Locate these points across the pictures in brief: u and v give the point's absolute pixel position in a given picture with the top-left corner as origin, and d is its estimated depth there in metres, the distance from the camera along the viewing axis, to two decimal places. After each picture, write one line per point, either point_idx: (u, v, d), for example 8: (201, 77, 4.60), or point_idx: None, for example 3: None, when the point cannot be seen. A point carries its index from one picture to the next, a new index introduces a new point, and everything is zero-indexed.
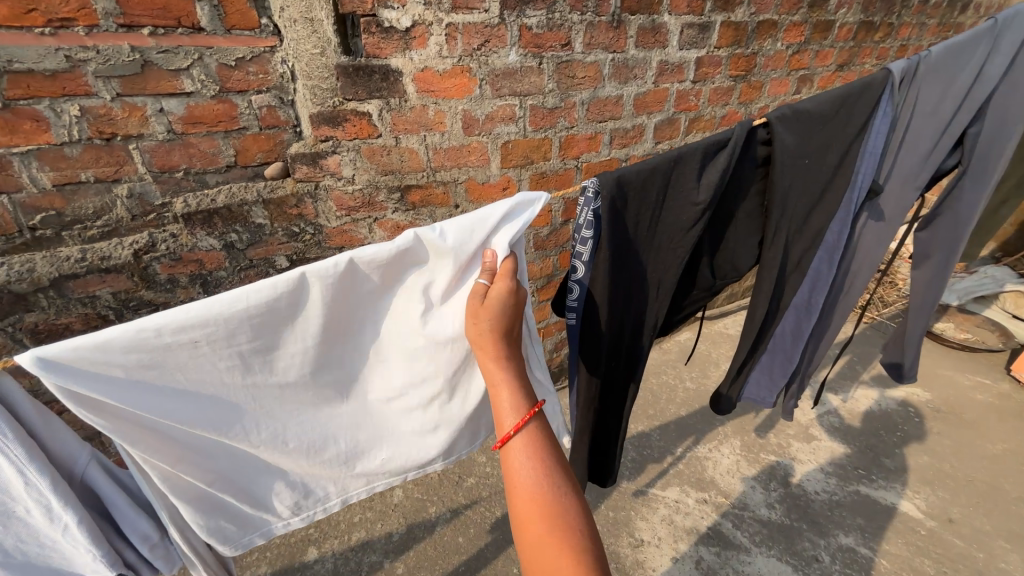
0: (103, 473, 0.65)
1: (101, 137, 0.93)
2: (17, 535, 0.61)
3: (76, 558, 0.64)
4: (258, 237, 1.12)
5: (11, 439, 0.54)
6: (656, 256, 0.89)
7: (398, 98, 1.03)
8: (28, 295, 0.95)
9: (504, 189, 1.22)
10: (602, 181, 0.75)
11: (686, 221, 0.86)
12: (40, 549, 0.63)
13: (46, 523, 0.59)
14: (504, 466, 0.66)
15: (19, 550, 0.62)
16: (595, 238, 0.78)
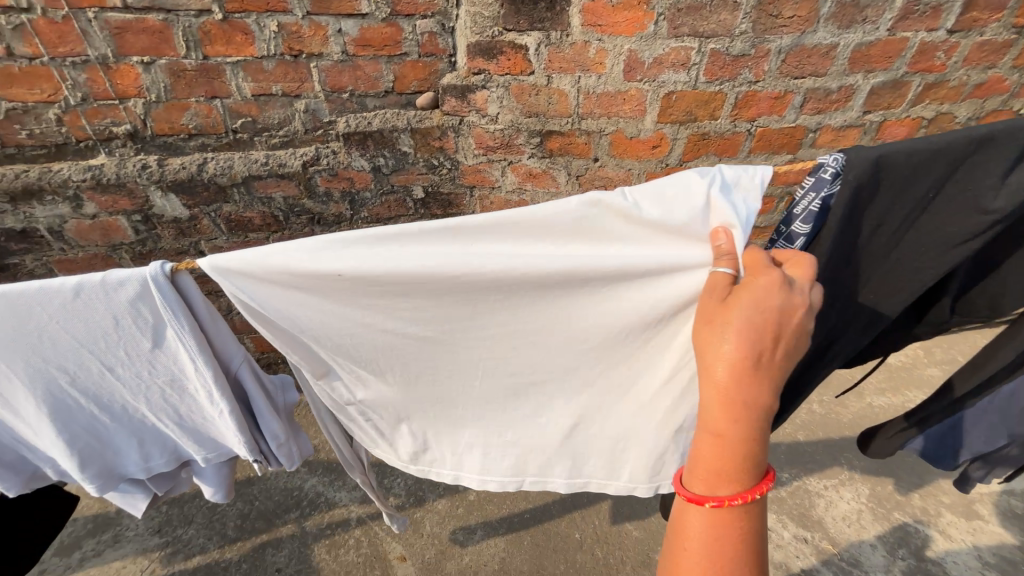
0: (251, 376, 0.73)
1: (291, 54, 1.02)
2: (189, 408, 0.73)
3: (225, 437, 0.76)
4: (401, 164, 1.17)
5: (188, 333, 0.63)
6: (884, 270, 0.72)
7: (560, 31, 0.94)
8: (226, 188, 1.13)
9: (655, 146, 1.07)
10: (852, 158, 0.62)
11: (956, 235, 0.67)
12: (203, 423, 0.75)
13: (208, 403, 0.71)
14: (677, 514, 0.64)
15: (188, 421, 0.74)
16: (814, 230, 0.67)
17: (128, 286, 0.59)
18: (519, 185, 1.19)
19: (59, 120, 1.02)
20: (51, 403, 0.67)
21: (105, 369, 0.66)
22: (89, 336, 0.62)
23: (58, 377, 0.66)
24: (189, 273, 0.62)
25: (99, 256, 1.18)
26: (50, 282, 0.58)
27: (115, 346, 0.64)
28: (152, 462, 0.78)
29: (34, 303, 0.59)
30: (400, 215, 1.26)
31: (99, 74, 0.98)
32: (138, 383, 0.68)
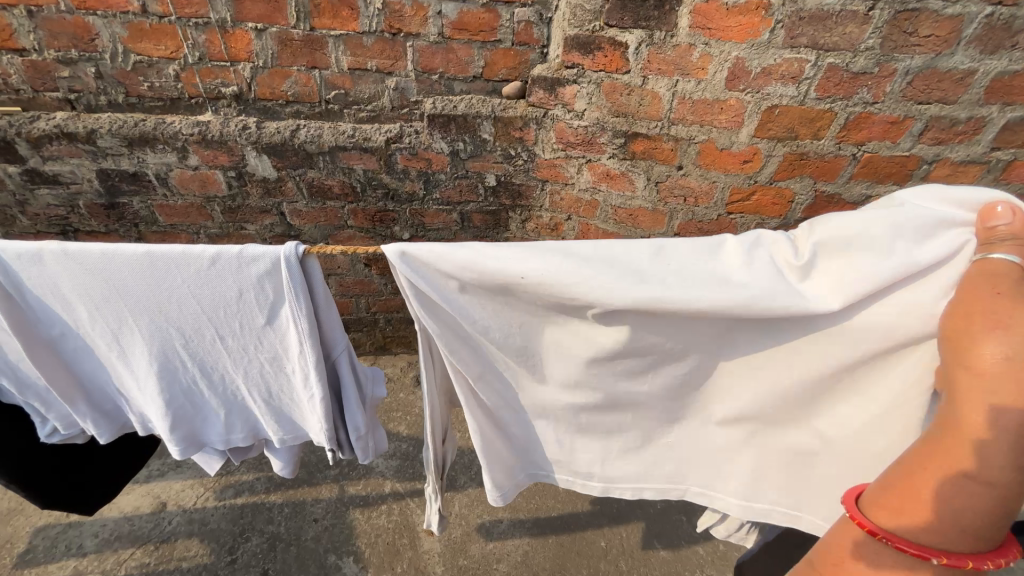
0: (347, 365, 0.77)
1: (390, 32, 1.04)
2: (280, 386, 0.78)
3: (308, 418, 0.81)
4: (479, 151, 1.17)
5: (304, 317, 0.67)
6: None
7: (665, 31, 0.91)
8: (313, 155, 1.18)
9: (746, 161, 1.02)
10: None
11: None
12: (289, 402, 0.80)
13: (302, 386, 0.76)
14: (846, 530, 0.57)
15: (277, 398, 0.80)
16: None
17: (263, 261, 0.64)
18: (593, 184, 1.17)
19: (176, 76, 1.09)
20: (164, 360, 0.74)
21: (217, 338, 0.72)
22: (212, 304, 0.68)
23: (175, 338, 0.72)
24: (317, 257, 0.66)
25: (194, 206, 1.28)
26: (192, 249, 0.64)
27: (233, 317, 0.69)
28: (233, 430, 0.84)
29: (173, 266, 0.65)
30: (470, 201, 1.28)
31: (216, 36, 1.04)
32: (244, 355, 0.74)
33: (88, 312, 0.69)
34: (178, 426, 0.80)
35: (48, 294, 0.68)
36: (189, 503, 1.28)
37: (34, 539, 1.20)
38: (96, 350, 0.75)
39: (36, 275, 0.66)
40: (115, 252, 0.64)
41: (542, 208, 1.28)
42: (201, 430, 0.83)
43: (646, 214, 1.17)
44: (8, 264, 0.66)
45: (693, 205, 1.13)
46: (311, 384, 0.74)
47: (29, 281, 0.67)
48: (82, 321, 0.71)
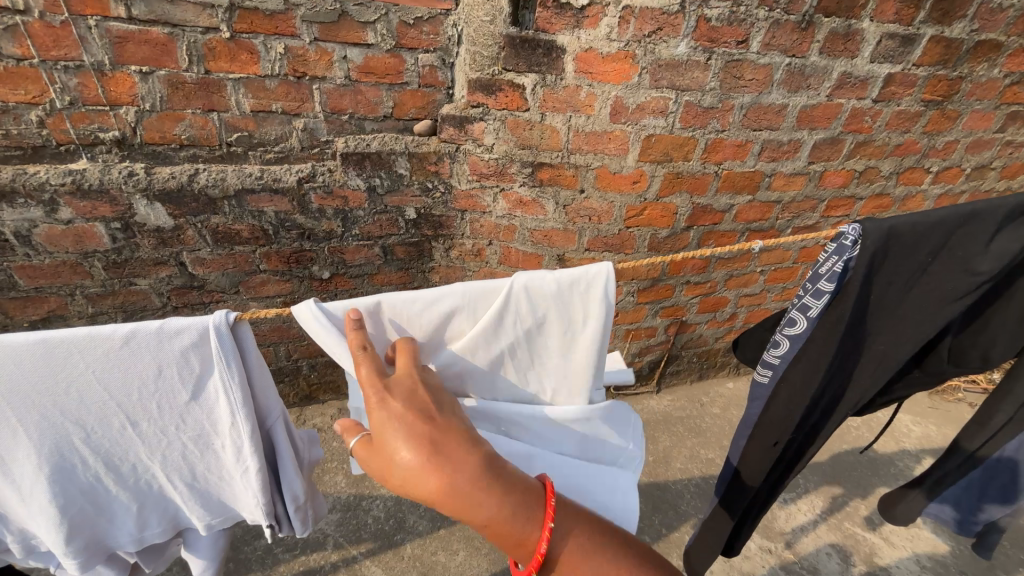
0: (284, 432, 0.72)
1: (294, 75, 1.05)
2: (207, 466, 0.70)
3: (241, 496, 0.74)
4: (396, 186, 1.21)
5: (236, 388, 0.64)
6: (891, 329, 0.83)
7: (555, 75, 1.04)
8: (217, 200, 1.12)
9: (635, 182, 1.18)
10: (868, 229, 0.72)
11: (949, 292, 0.81)
12: (217, 483, 0.73)
13: (233, 462, 0.69)
14: None
15: (203, 480, 0.72)
16: (836, 289, 0.76)
17: (189, 333, 0.60)
18: (508, 211, 1.25)
19: (41, 123, 0.98)
20: (55, 460, 0.63)
21: (127, 424, 0.64)
22: (123, 387, 0.61)
23: (72, 433, 0.62)
24: (250, 322, 0.64)
25: (67, 263, 1.12)
26: (100, 330, 0.58)
27: (150, 398, 0.63)
28: (146, 528, 0.73)
29: (75, 351, 0.58)
30: (392, 234, 1.29)
31: (92, 79, 0.96)
32: (160, 439, 0.66)
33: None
34: (74, 536, 0.68)
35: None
36: None
37: None
38: None
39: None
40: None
41: (463, 236, 1.33)
42: (103, 535, 0.71)
43: (559, 234, 1.28)
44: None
45: (598, 223, 1.26)
46: (244, 458, 0.69)
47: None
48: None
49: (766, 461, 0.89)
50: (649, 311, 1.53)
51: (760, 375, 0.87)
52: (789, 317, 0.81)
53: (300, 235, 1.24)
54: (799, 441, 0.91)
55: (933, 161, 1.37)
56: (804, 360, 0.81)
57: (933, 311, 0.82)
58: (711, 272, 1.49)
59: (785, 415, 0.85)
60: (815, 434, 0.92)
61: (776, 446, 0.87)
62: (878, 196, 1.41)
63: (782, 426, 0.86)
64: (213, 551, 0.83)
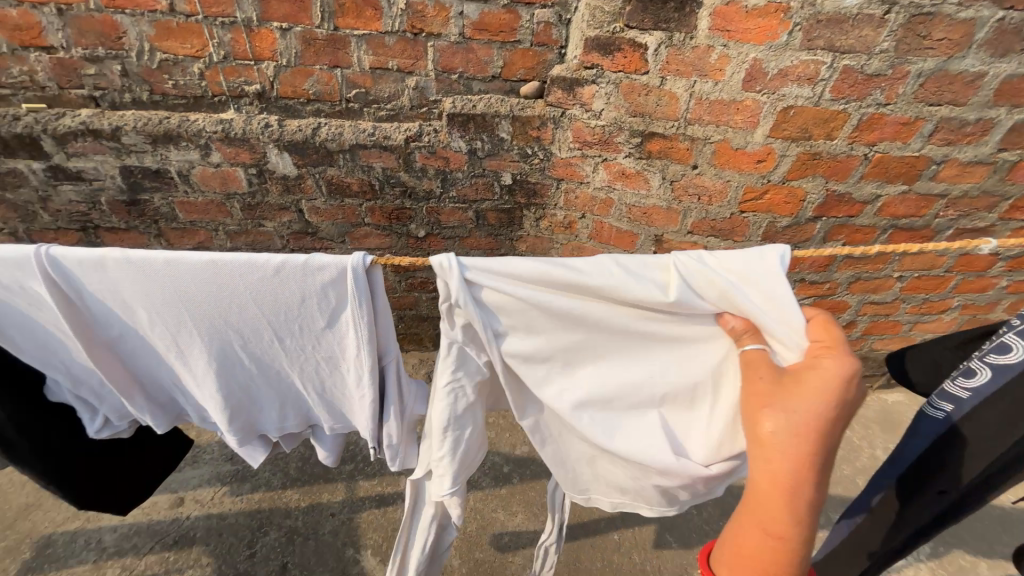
0: (398, 368, 0.78)
1: (412, 32, 1.07)
2: (335, 384, 0.79)
3: (356, 417, 0.83)
4: (497, 150, 1.19)
5: (366, 323, 0.70)
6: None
7: (685, 33, 0.93)
8: (334, 154, 1.20)
9: (760, 161, 1.04)
10: None
11: None
12: (342, 399, 0.81)
13: (357, 383, 0.77)
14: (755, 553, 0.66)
15: (327, 398, 0.81)
16: None
17: (330, 270, 0.66)
18: (608, 183, 1.19)
19: (201, 75, 1.12)
20: (222, 360, 0.74)
21: (276, 338, 0.73)
22: (275, 307, 0.69)
23: (235, 339, 0.73)
24: (381, 268, 0.68)
25: (214, 202, 1.29)
26: (259, 258, 0.66)
27: (295, 320, 0.71)
28: (286, 422, 0.85)
29: (238, 271, 0.66)
30: (486, 199, 1.30)
31: (242, 35, 1.06)
32: (302, 355, 0.75)
33: (150, 314, 0.70)
34: (235, 420, 0.80)
35: (109, 300, 0.69)
36: (208, 497, 1.28)
37: (52, 534, 1.20)
38: (149, 353, 0.75)
39: (97, 281, 0.67)
40: (182, 260, 0.65)
41: (556, 206, 1.29)
42: (255, 423, 0.84)
43: (660, 213, 1.19)
44: (61, 263, 0.65)
45: (707, 203, 1.14)
46: (362, 385, 0.76)
47: (88, 285, 0.67)
48: (141, 323, 0.71)
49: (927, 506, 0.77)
50: None
51: (936, 409, 0.79)
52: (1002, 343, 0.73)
53: (401, 193, 1.29)
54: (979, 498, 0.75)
55: None
56: (1010, 395, 0.70)
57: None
58: (833, 272, 1.30)
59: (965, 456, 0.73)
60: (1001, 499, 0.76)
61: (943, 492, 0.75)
62: None
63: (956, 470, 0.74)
64: (335, 454, 0.94)
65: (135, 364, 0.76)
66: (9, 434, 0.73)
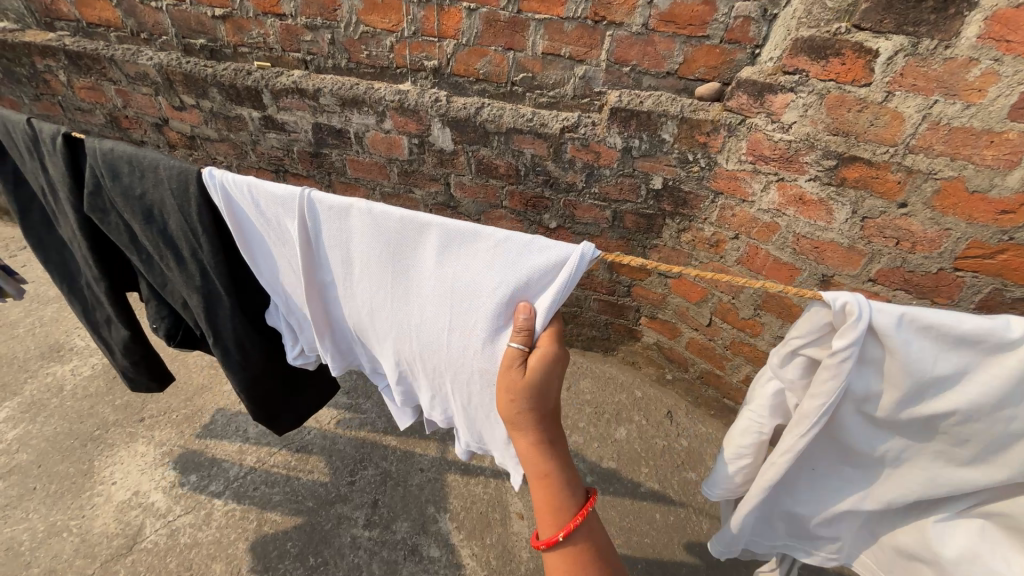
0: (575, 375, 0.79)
1: (593, 19, 1.03)
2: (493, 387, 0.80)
3: None
4: (654, 151, 1.12)
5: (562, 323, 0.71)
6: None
7: (937, 40, 0.75)
8: (490, 134, 1.23)
9: (1005, 211, 0.81)
10: None
11: None
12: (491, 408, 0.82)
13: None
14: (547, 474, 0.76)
15: None
16: None
17: (551, 254, 0.68)
18: (778, 206, 1.04)
19: (391, 48, 1.22)
20: (408, 326, 0.81)
21: (461, 320, 0.76)
22: (475, 287, 0.73)
23: (424, 310, 0.78)
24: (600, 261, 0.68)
25: (377, 164, 1.43)
26: (484, 234, 0.69)
27: (488, 304, 0.74)
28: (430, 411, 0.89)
29: (459, 242, 0.71)
30: (628, 200, 1.23)
31: (433, 13, 1.13)
32: (475, 346, 0.77)
33: (366, 268, 0.78)
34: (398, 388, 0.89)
35: (336, 246, 0.78)
36: (327, 420, 1.47)
37: (215, 414, 1.48)
38: (352, 305, 0.84)
39: (336, 228, 0.76)
40: (417, 220, 0.72)
41: (705, 221, 1.18)
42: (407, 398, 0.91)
43: (837, 250, 1.01)
44: (316, 206, 0.76)
45: (907, 250, 0.94)
46: None
47: (326, 230, 0.77)
48: (356, 277, 0.80)
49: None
50: None
51: None
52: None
53: (543, 181, 1.29)
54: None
55: None
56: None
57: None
58: None
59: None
60: None
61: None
62: None
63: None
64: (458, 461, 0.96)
65: (334, 310, 0.87)
66: (231, 344, 0.92)
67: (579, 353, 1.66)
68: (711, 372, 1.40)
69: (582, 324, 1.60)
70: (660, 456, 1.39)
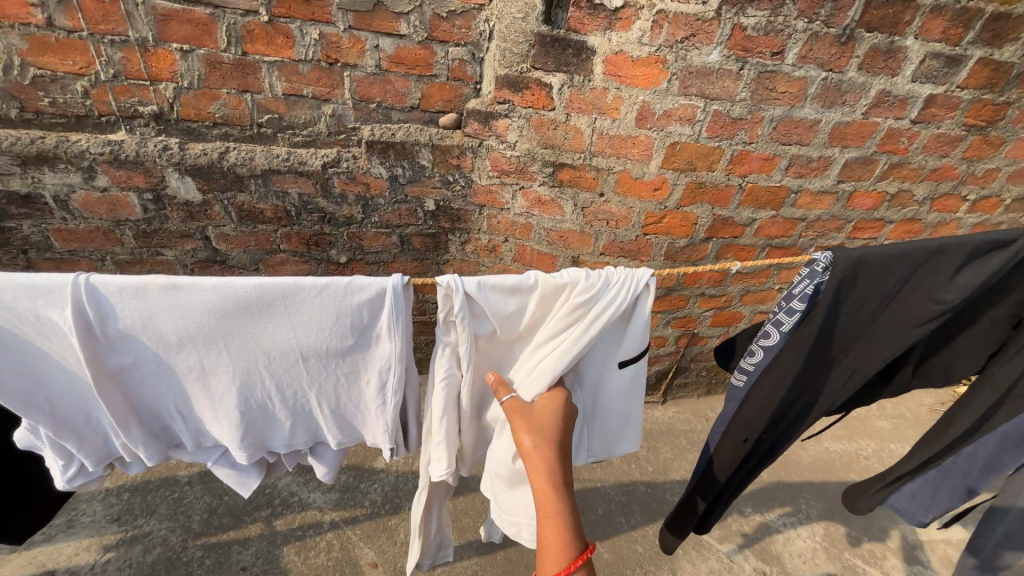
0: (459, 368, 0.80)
1: (327, 61, 1.07)
2: (350, 399, 0.79)
3: (367, 427, 0.82)
4: (418, 176, 1.22)
5: (400, 334, 0.72)
6: (865, 343, 0.80)
7: (583, 75, 1.03)
8: (244, 178, 1.15)
9: (655, 189, 1.17)
10: (837, 256, 0.72)
11: (922, 315, 0.77)
12: (354, 415, 0.81)
13: (374, 393, 0.77)
14: (548, 531, 0.74)
15: (343, 410, 0.80)
16: (805, 310, 0.76)
17: (369, 291, 0.69)
18: (526, 209, 1.26)
19: (85, 93, 1.03)
20: (245, 382, 0.73)
21: (305, 355, 0.72)
22: (308, 325, 0.70)
23: (263, 357, 0.72)
24: (414, 286, 0.72)
25: (101, 229, 1.19)
26: (304, 280, 0.67)
27: (323, 337, 0.71)
28: (295, 437, 0.82)
29: (281, 289, 0.67)
30: (410, 224, 1.31)
31: (135, 55, 1.00)
32: (323, 371, 0.75)
33: (177, 336, 0.68)
34: (246, 438, 0.78)
35: (138, 325, 0.66)
36: (86, 563, 1.14)
37: None
38: (166, 379, 0.72)
39: (133, 309, 0.65)
40: (229, 284, 0.66)
41: (480, 231, 1.34)
42: (264, 443, 0.81)
43: (575, 236, 1.28)
44: (98, 291, 0.64)
45: (615, 227, 1.25)
46: (388, 392, 0.77)
47: (120, 309, 0.65)
48: (151, 350, 0.69)
49: (734, 457, 0.88)
50: (660, 320, 1.48)
51: (735, 379, 0.87)
52: (764, 329, 0.81)
53: (320, 219, 1.27)
54: (769, 441, 0.89)
55: (972, 189, 1.33)
56: (775, 369, 0.80)
57: (900, 333, 0.79)
58: (727, 286, 1.43)
59: (752, 415, 0.83)
60: (785, 434, 0.89)
61: (747, 441, 0.86)
62: (910, 221, 1.38)
63: (748, 424, 0.84)
64: (335, 458, 0.89)
65: (139, 390, 0.72)
66: None
67: None
68: None
69: None
70: None
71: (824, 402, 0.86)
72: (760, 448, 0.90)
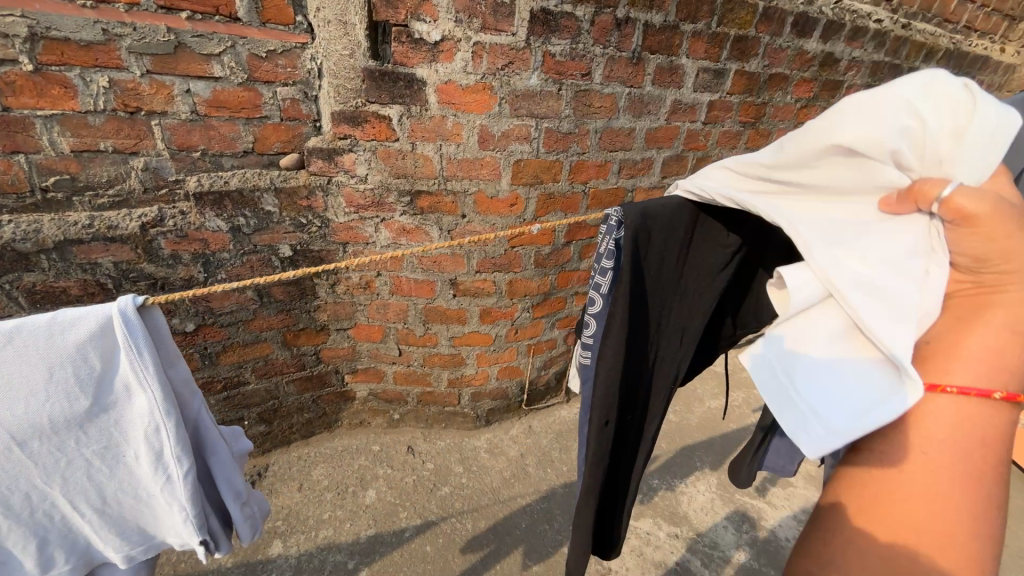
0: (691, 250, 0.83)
1: (126, 110, 0.94)
2: (117, 481, 0.65)
3: (161, 513, 0.68)
4: (265, 224, 1.14)
5: (150, 375, 0.61)
6: (679, 298, 0.87)
7: (419, 105, 1.06)
8: (30, 255, 0.97)
9: (511, 204, 1.24)
10: (626, 210, 0.76)
11: (716, 264, 0.87)
12: (133, 502, 0.67)
13: (147, 468, 0.64)
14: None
15: (116, 498, 0.66)
16: (615, 268, 0.79)
17: (84, 324, 0.58)
18: (392, 240, 1.25)
19: None
20: None
21: (23, 437, 0.58)
22: (15, 396, 0.57)
23: None
24: (158, 311, 0.64)
25: None
26: None
27: (43, 406, 0.58)
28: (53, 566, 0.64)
29: None
30: (266, 275, 1.21)
31: None
32: (60, 451, 0.60)
33: None
34: None
35: None
36: None
37: None
38: None
39: None
40: None
41: (348, 270, 1.29)
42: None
43: (447, 259, 1.29)
44: None
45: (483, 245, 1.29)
46: (163, 459, 0.64)
47: None
48: None
49: (603, 443, 0.83)
50: (546, 324, 1.55)
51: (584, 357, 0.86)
52: (590, 296, 0.83)
53: (149, 287, 1.11)
54: (633, 418, 0.90)
55: None
56: (611, 334, 0.79)
57: (707, 283, 0.89)
58: None
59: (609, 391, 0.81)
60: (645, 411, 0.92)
61: (608, 423, 0.82)
62: None
63: (604, 403, 0.81)
64: None
65: None
66: None
67: (302, 445, 1.54)
68: (425, 392, 1.56)
69: (289, 414, 1.48)
70: (415, 490, 1.45)
71: (664, 365, 0.91)
72: (623, 431, 0.88)
